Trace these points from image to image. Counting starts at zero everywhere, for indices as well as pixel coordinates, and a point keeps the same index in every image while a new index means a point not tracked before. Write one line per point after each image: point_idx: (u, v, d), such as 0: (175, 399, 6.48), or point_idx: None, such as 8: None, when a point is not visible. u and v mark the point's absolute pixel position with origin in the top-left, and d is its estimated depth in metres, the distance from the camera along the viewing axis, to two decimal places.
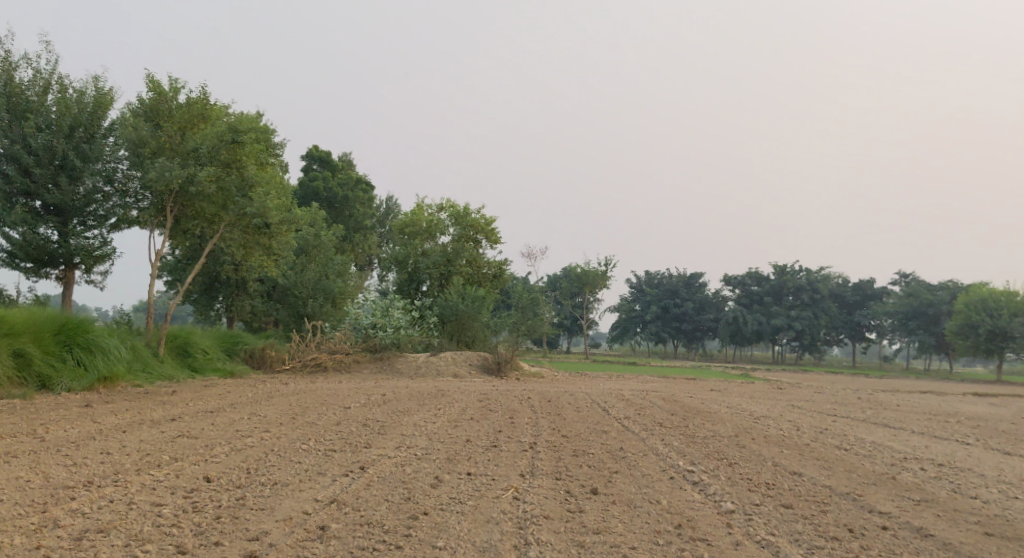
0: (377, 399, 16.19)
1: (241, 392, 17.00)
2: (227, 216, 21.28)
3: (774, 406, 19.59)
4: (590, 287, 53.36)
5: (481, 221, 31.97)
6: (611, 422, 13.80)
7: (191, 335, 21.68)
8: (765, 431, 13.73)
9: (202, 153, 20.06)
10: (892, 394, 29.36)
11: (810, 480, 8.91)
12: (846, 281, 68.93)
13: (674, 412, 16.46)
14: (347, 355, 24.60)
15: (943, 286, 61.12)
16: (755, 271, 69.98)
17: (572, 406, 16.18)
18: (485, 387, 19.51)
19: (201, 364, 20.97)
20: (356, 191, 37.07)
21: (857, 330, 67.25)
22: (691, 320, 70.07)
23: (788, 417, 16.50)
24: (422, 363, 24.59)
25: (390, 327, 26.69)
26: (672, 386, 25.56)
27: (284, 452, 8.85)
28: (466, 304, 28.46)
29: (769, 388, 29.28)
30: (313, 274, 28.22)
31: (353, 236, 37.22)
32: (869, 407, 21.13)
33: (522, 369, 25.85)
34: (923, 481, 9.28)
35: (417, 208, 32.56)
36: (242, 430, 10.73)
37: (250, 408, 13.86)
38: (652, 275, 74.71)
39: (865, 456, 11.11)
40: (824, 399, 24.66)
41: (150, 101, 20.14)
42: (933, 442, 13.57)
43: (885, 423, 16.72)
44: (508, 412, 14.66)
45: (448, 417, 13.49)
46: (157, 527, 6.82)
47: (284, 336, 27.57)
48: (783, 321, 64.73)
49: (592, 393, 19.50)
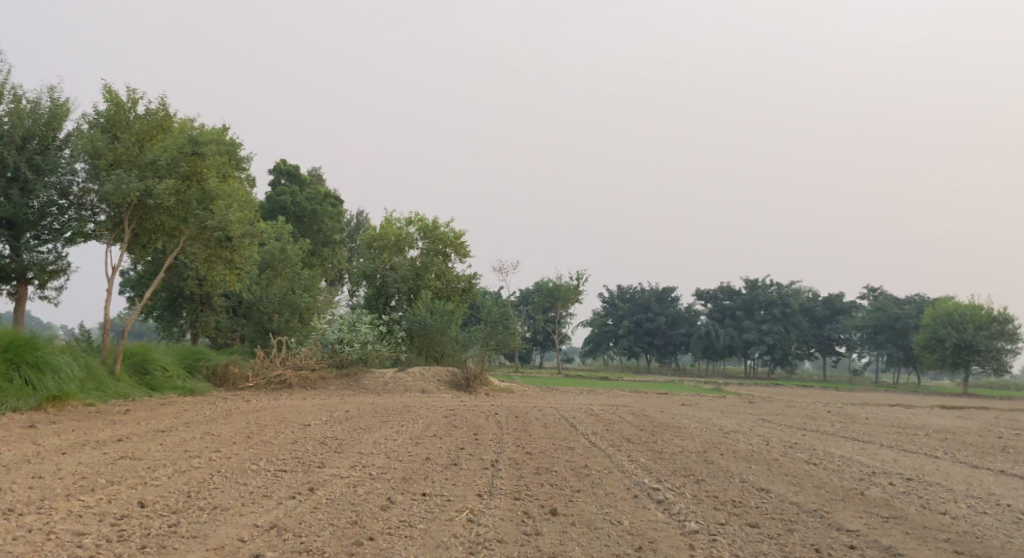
0: (339, 417, 15.76)
1: (198, 410, 16.47)
2: (187, 229, 20.81)
3: (744, 421, 19.40)
4: (562, 302, 53.20)
5: (450, 235, 31.60)
6: (577, 438, 13.50)
7: (150, 352, 21.08)
8: (733, 446, 13.49)
9: (161, 165, 19.65)
10: (861, 407, 29.37)
11: (778, 497, 8.66)
12: (816, 295, 69.36)
13: (643, 427, 16.19)
14: (312, 372, 24.08)
15: (911, 300, 61.65)
16: (727, 285, 70.18)
17: (539, 422, 15.87)
18: (452, 403, 19.15)
19: (160, 382, 20.37)
20: (324, 205, 36.55)
21: (827, 344, 67.69)
22: (663, 334, 70.13)
23: (758, 432, 16.31)
24: (389, 379, 24.15)
25: (357, 343, 26.15)
26: (642, 400, 25.35)
27: (230, 474, 8.45)
28: (434, 318, 28.00)
29: (740, 401, 29.16)
30: (278, 289, 27.53)
31: (321, 250, 36.74)
32: (839, 421, 21.01)
33: (491, 385, 25.49)
34: (893, 496, 9.06)
35: (386, 222, 32.15)
36: (191, 450, 10.31)
37: (204, 427, 13.40)
38: (624, 289, 74.70)
39: (834, 471, 10.89)
40: (794, 413, 24.55)
41: (108, 112, 19.67)
42: (902, 455, 13.41)
43: (855, 436, 16.56)
44: (472, 428, 14.31)
45: (410, 434, 13.11)
46: None
47: (248, 352, 26.92)
48: (755, 336, 64.97)
49: (561, 408, 19.20)
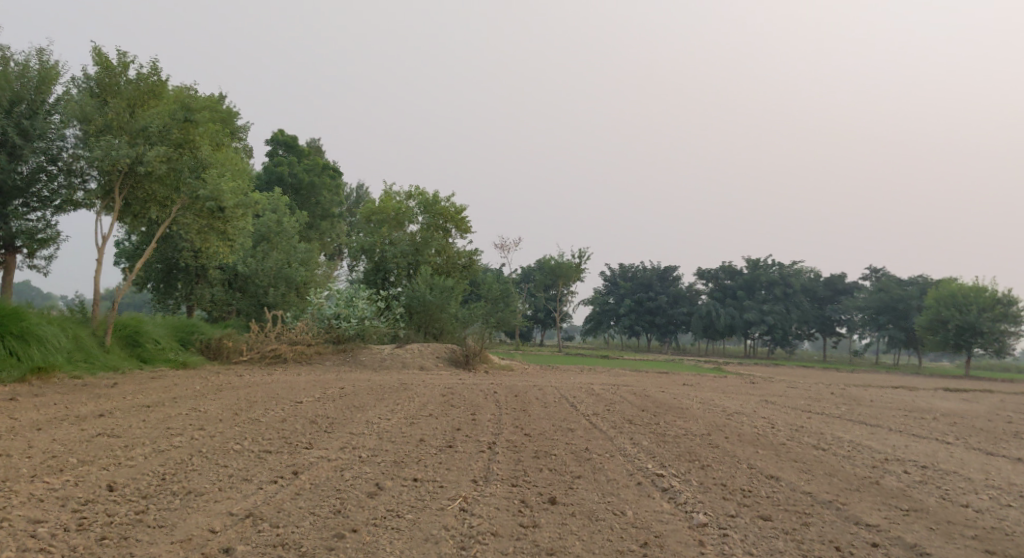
0: (333, 393, 15.31)
1: (188, 385, 16.01)
2: (179, 199, 20.29)
3: (748, 402, 18.96)
4: (563, 279, 52.75)
5: (451, 209, 31.11)
6: (578, 419, 13.05)
7: (142, 325, 20.60)
8: (739, 429, 13.03)
9: (152, 132, 19.12)
10: (864, 389, 28.98)
11: (791, 486, 8.23)
12: (818, 275, 68.88)
13: (645, 407, 15.75)
14: (309, 347, 23.62)
15: (914, 281, 61.14)
16: (728, 265, 69.59)
17: (538, 401, 15.44)
18: (450, 380, 18.70)
19: (151, 355, 19.92)
20: (323, 177, 35.99)
21: (828, 325, 67.33)
22: (664, 313, 69.70)
23: (762, 414, 15.88)
24: (387, 355, 23.70)
25: (354, 318, 25.83)
26: (643, 379, 24.89)
27: (210, 455, 8.01)
28: (433, 294, 27.53)
29: (742, 382, 28.74)
30: (274, 262, 26.86)
31: (319, 223, 36.22)
32: (843, 403, 20.59)
33: (490, 361, 25.06)
34: (910, 486, 8.62)
35: (386, 195, 31.66)
36: (173, 428, 9.86)
37: (192, 403, 12.94)
38: (626, 267, 74.08)
39: (844, 457, 10.44)
40: (798, 394, 24.15)
41: (97, 76, 19.10)
42: (912, 441, 12.97)
43: (862, 420, 16.11)
44: (470, 407, 13.86)
45: (405, 413, 12.67)
46: (22, 553, 6.01)
47: (243, 325, 26.42)
48: (756, 315, 64.57)
49: (561, 387, 18.76)
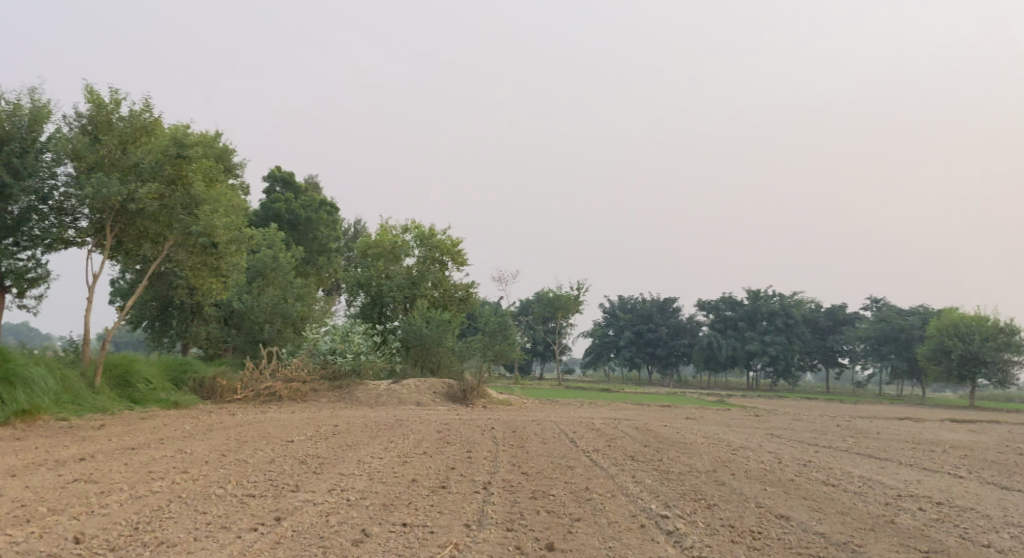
0: (326, 431, 14.90)
1: (178, 425, 15.61)
2: (171, 235, 20.00)
3: (752, 436, 18.55)
4: (562, 312, 52.37)
5: (447, 242, 30.86)
6: (578, 456, 12.63)
7: (133, 364, 20.17)
8: (745, 465, 12.62)
9: (144, 168, 18.89)
10: (869, 421, 28.48)
11: (801, 527, 7.82)
12: (818, 305, 68.53)
13: (647, 443, 15.33)
14: (304, 384, 23.20)
15: (915, 310, 60.82)
16: (729, 296, 69.22)
17: (537, 437, 15.02)
18: (447, 417, 18.28)
19: (142, 395, 19.49)
20: (320, 212, 35.79)
21: (830, 356, 66.85)
22: (664, 344, 69.26)
23: (768, 449, 15.45)
24: (383, 392, 23.25)
25: (351, 353, 25.09)
26: (644, 413, 24.42)
27: (190, 500, 7.64)
28: (430, 328, 27.17)
29: (746, 415, 28.24)
30: (269, 298, 26.49)
31: (316, 259, 35.93)
32: (849, 435, 20.16)
33: (489, 397, 24.60)
34: (927, 525, 8.20)
35: (382, 229, 31.42)
36: (155, 471, 9.46)
37: (179, 444, 12.54)
38: (625, 299, 73.65)
39: (855, 493, 10.04)
40: (803, 427, 23.68)
41: (89, 112, 18.83)
42: (924, 475, 12.56)
43: (869, 453, 15.69)
44: (466, 444, 13.46)
45: (399, 451, 12.26)
46: None
47: (238, 362, 26.00)
48: (758, 346, 64.09)
49: (561, 422, 18.32)
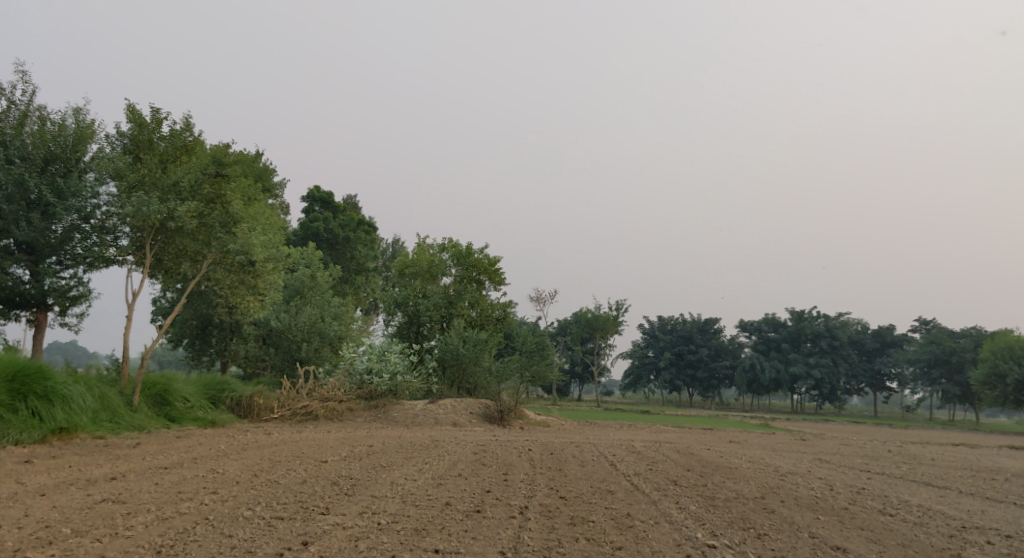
0: (360, 452, 14.65)
1: (213, 444, 15.48)
2: (210, 253, 19.94)
3: (799, 461, 17.92)
4: (601, 332, 51.80)
5: (485, 261, 30.64)
6: (618, 480, 12.21)
7: (172, 382, 20.14)
8: (794, 491, 12.08)
9: (184, 187, 18.93)
10: (922, 447, 27.47)
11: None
12: (865, 327, 66.99)
13: (690, 467, 14.84)
14: (341, 404, 23.04)
15: (966, 333, 59.15)
16: (772, 317, 67.95)
17: (576, 460, 14.61)
18: (484, 438, 17.92)
19: (179, 414, 19.43)
20: (358, 232, 35.84)
21: (877, 379, 65.20)
22: (705, 366, 68.21)
23: (817, 475, 14.86)
24: (420, 412, 22.98)
25: (387, 373, 24.95)
26: (686, 436, 23.83)
27: (217, 522, 7.48)
28: (467, 348, 26.93)
29: (791, 439, 27.42)
30: (307, 316, 26.23)
31: (354, 278, 35.93)
32: (902, 461, 19.42)
33: (527, 418, 24.21)
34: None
35: (419, 248, 31.32)
36: (184, 491, 9.26)
37: (212, 464, 12.36)
38: (665, 320, 72.71)
39: (915, 524, 9.50)
40: (852, 452, 22.88)
41: (131, 132, 18.92)
42: (985, 505, 11.93)
43: (925, 480, 15.00)
44: (502, 467, 13.12)
45: (433, 473, 11.97)
46: None
47: (275, 381, 25.91)
48: (801, 369, 62.80)
49: (600, 444, 17.86)
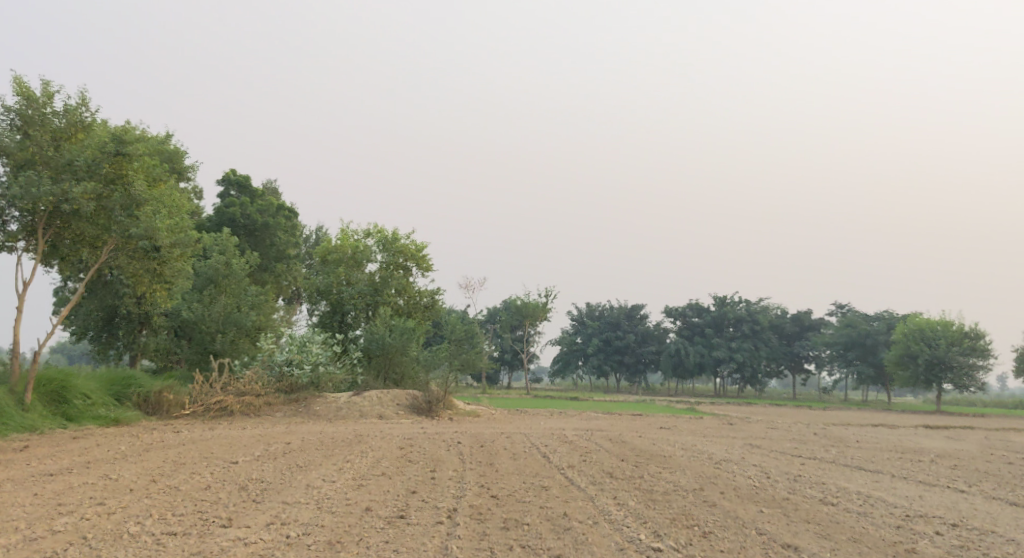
0: (276, 450, 13.64)
1: (113, 445, 14.24)
2: (110, 239, 18.49)
3: (731, 447, 17.64)
4: (530, 320, 51.25)
5: (412, 247, 29.70)
6: (552, 474, 11.56)
7: (70, 378, 18.69)
8: (732, 481, 11.63)
9: (79, 167, 17.36)
10: (845, 429, 27.79)
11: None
12: (785, 311, 68.19)
13: (624, 457, 14.31)
14: (258, 397, 21.80)
15: (880, 316, 60.74)
16: (696, 302, 68.57)
17: (507, 452, 13.95)
18: (411, 431, 17.13)
19: (79, 412, 18.04)
20: (278, 217, 34.30)
21: (796, 361, 66.63)
22: (632, 352, 68.50)
23: (752, 462, 14.56)
24: (344, 405, 21.99)
25: (309, 364, 23.66)
26: (617, 423, 23.43)
27: (96, 546, 6.62)
28: (394, 337, 26.00)
29: (720, 423, 27.36)
30: (222, 307, 24.90)
31: (274, 266, 34.51)
32: (829, 445, 19.36)
33: (456, 409, 23.47)
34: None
35: (342, 234, 30.17)
36: (65, 504, 8.23)
37: (106, 468, 11.21)
38: (593, 307, 72.79)
39: (860, 514, 9.03)
40: (780, 436, 22.86)
41: (18, 107, 17.25)
42: (923, 489, 11.67)
43: (858, 465, 14.85)
44: (428, 462, 12.32)
45: (354, 472, 11.11)
46: None
47: (187, 376, 24.42)
48: (724, 353, 63.67)
49: (530, 434, 17.24)
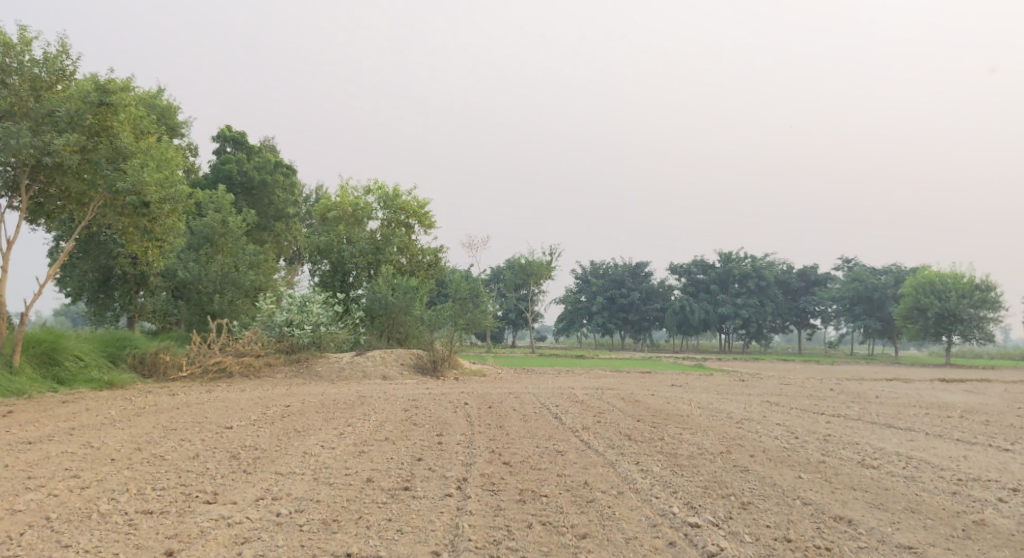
0: (274, 414, 12.89)
1: (102, 410, 13.47)
2: (97, 194, 17.67)
3: (749, 404, 16.92)
4: (534, 278, 50.42)
5: (413, 204, 28.81)
6: (566, 437, 10.79)
7: (61, 339, 17.98)
8: (760, 443, 10.87)
9: (60, 117, 16.46)
10: (858, 383, 27.13)
11: (879, 546, 6.15)
12: (790, 266, 67.31)
13: (640, 417, 13.55)
14: (257, 358, 21.07)
15: (887, 270, 59.77)
16: (701, 259, 67.62)
17: (517, 413, 13.21)
18: (416, 392, 16.40)
19: (71, 376, 17.31)
20: (275, 174, 33.29)
21: (802, 317, 66.01)
22: (637, 309, 67.80)
23: (774, 421, 13.83)
24: (346, 365, 21.30)
25: (309, 324, 22.83)
26: (626, 381, 22.76)
27: (60, 537, 6.03)
28: (396, 296, 25.21)
29: (732, 380, 26.66)
30: (218, 266, 24.02)
31: (273, 225, 33.61)
32: (847, 400, 18.59)
33: (461, 368, 22.81)
34: None
35: (342, 191, 29.26)
36: (37, 477, 7.51)
37: (89, 436, 10.43)
38: (597, 265, 71.99)
39: (908, 478, 8.24)
40: (795, 392, 22.17)
41: None
42: (963, 449, 10.90)
43: (885, 422, 14.14)
44: (435, 426, 11.56)
45: (355, 437, 10.34)
46: None
47: (184, 338, 23.69)
48: (730, 309, 62.97)
49: (539, 394, 16.52)
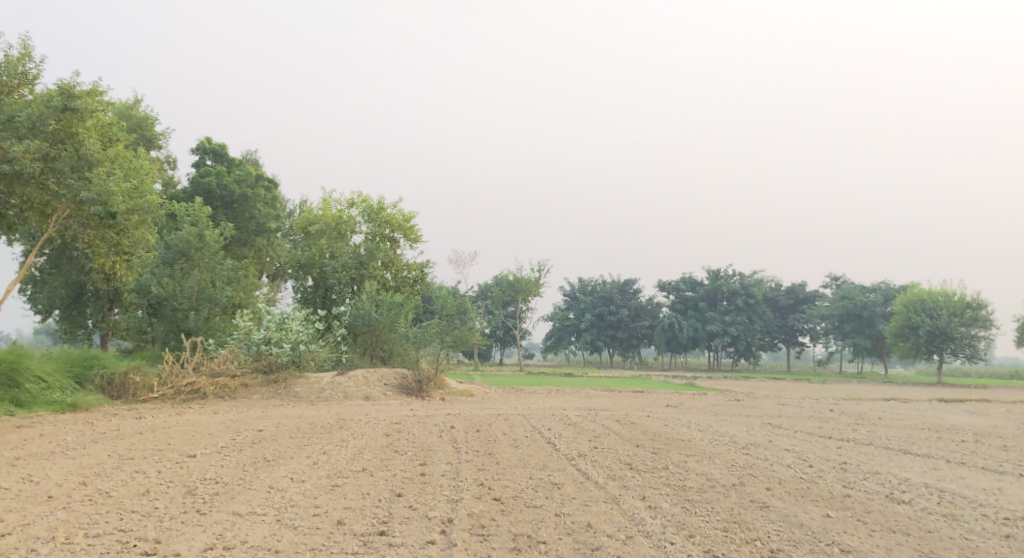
0: (244, 440, 11.85)
1: (57, 436, 12.35)
2: (61, 204, 16.66)
3: (750, 427, 16.01)
4: (522, 295, 49.43)
5: (398, 218, 27.87)
6: (563, 466, 9.83)
7: (23, 358, 16.85)
8: (774, 473, 9.95)
9: (21, 123, 15.44)
10: (855, 403, 26.28)
11: None
12: (778, 284, 66.65)
13: (639, 442, 12.63)
14: (233, 378, 20.00)
15: (875, 287, 59.27)
16: (688, 276, 66.82)
17: (508, 438, 12.25)
18: (399, 414, 15.37)
19: (31, 398, 16.21)
20: (256, 188, 32.26)
21: (790, 335, 65.37)
22: (625, 327, 66.86)
23: (782, 446, 12.92)
24: (326, 386, 20.27)
25: (288, 342, 21.74)
26: (618, 401, 21.83)
27: None
28: (381, 312, 24.16)
29: (725, 400, 25.76)
30: (194, 281, 22.86)
31: (252, 239, 32.52)
32: (851, 422, 17.69)
33: (448, 388, 21.90)
34: None
35: (324, 204, 28.27)
36: None
37: (34, 467, 9.39)
38: (585, 282, 71.07)
39: (951, 517, 7.35)
40: (793, 413, 21.27)
41: None
42: (992, 479, 10.01)
43: (898, 447, 13.29)
44: (419, 453, 10.57)
45: (331, 468, 9.34)
46: None
47: (157, 358, 22.50)
48: (718, 327, 62.20)
49: (529, 415, 15.57)
